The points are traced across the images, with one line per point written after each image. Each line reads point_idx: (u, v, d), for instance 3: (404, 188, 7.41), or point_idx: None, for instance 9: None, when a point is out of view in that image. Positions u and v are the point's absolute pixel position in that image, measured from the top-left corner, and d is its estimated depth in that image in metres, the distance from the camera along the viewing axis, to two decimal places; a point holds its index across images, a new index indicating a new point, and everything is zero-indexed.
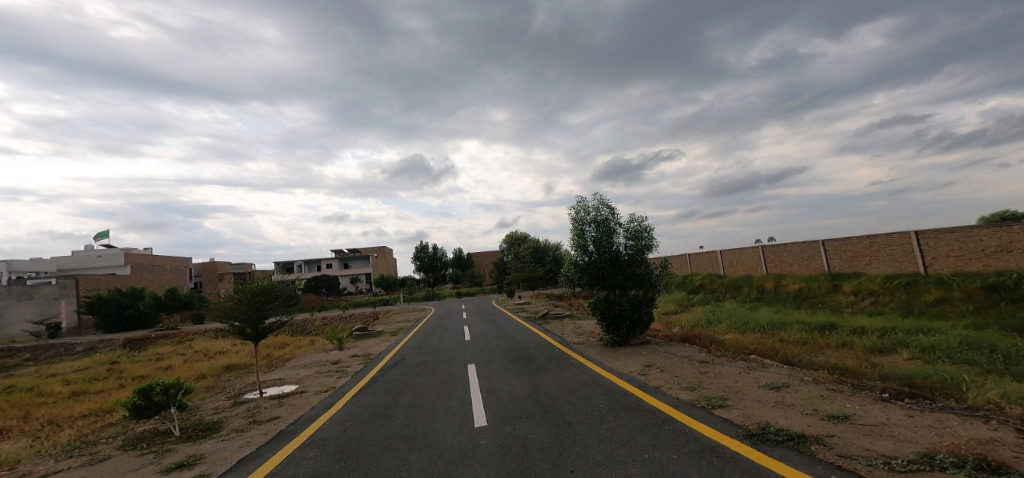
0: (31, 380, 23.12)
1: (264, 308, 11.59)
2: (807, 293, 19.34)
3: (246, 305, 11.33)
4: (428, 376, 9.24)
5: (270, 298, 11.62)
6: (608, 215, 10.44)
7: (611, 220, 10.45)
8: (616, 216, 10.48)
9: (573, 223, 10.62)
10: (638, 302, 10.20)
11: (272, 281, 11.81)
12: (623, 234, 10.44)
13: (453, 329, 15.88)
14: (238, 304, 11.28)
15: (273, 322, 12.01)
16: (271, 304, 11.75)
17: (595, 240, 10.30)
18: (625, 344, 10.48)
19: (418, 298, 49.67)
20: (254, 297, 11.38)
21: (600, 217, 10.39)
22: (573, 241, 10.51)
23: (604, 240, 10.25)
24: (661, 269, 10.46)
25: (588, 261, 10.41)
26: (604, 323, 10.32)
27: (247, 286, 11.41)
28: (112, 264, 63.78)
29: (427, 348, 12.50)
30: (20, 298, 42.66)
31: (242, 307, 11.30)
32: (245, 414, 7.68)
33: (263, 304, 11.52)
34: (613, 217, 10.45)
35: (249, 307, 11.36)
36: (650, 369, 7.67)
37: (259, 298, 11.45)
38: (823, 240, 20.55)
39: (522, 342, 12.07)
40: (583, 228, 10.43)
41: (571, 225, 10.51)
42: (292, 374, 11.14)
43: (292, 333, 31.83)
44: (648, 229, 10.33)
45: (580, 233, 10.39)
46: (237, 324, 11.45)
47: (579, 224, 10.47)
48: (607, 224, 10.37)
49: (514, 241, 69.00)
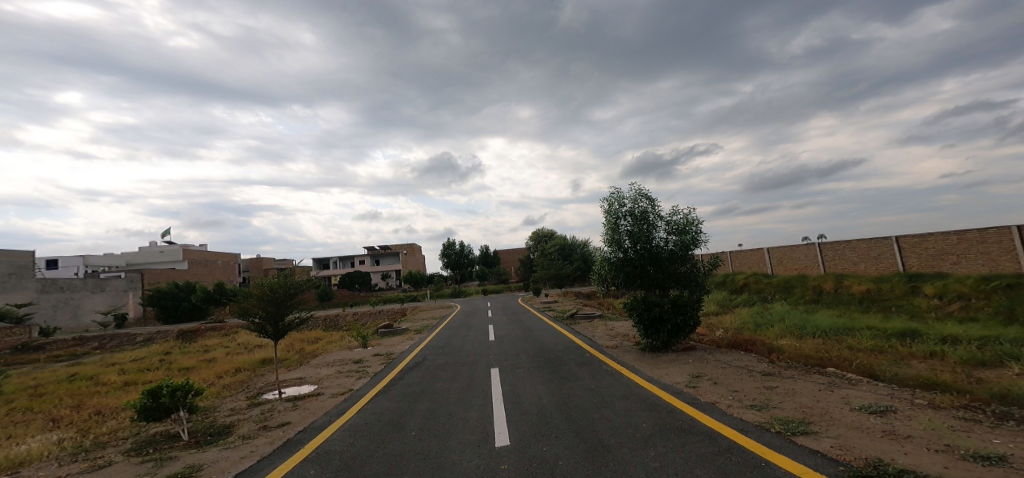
0: (89, 369, 23.89)
1: (285, 305, 11.11)
2: (876, 296, 17.52)
3: (266, 301, 10.85)
4: (449, 381, 8.48)
5: (291, 294, 11.13)
6: (647, 207, 9.34)
7: (650, 213, 9.34)
8: (656, 208, 9.34)
9: (606, 217, 9.63)
10: (681, 304, 8.96)
11: (293, 276, 11.30)
12: (664, 228, 9.27)
13: (478, 328, 15.11)
14: (259, 298, 10.81)
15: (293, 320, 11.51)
16: (293, 300, 11.26)
17: (631, 235, 9.21)
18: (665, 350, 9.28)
19: (449, 295, 49.44)
20: (274, 293, 10.88)
21: (638, 209, 9.32)
22: (607, 235, 9.47)
23: (642, 234, 9.14)
24: (710, 268, 9.17)
25: (624, 258, 9.33)
26: (641, 326, 9.17)
27: (267, 281, 10.93)
28: (170, 259, 66.85)
29: (450, 349, 11.74)
30: (94, 289, 44.59)
31: (262, 303, 10.83)
32: (256, 417, 7.05)
33: (285, 300, 11.06)
34: (653, 210, 9.34)
35: (270, 303, 10.90)
36: (700, 380, 6.56)
37: (279, 293, 10.94)
38: (898, 236, 18.57)
39: (550, 345, 11.14)
40: (618, 221, 9.38)
41: (605, 219, 9.49)
42: (314, 373, 10.60)
43: (327, 329, 31.99)
44: (694, 223, 9.07)
45: (615, 227, 9.34)
46: (258, 321, 10.99)
47: (614, 217, 9.42)
48: (645, 217, 9.27)
49: (546, 238, 67.99)
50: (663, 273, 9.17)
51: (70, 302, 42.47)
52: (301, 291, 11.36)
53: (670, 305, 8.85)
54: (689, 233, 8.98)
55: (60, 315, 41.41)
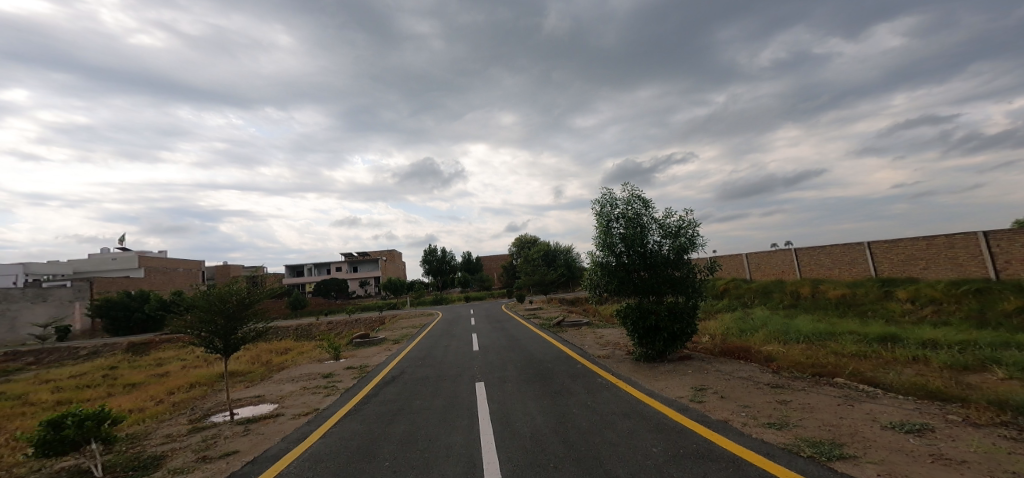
0: (24, 386, 21.87)
1: (236, 317, 10.07)
2: (851, 300, 17.61)
3: (214, 314, 9.79)
4: (429, 399, 7.75)
5: (243, 304, 10.09)
6: (640, 210, 8.86)
7: (643, 215, 8.86)
8: (650, 210, 8.86)
9: (597, 219, 9.12)
10: (677, 311, 8.46)
11: (245, 285, 10.20)
12: (659, 232, 8.77)
13: (459, 337, 14.37)
14: (207, 310, 9.74)
15: (246, 334, 10.49)
16: (245, 312, 10.22)
17: (624, 238, 8.71)
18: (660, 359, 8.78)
19: (426, 302, 48.28)
20: (222, 305, 9.81)
21: (631, 211, 8.83)
22: (598, 239, 8.96)
23: (636, 238, 8.63)
24: (706, 272, 8.70)
25: (616, 262, 8.81)
26: (636, 335, 8.65)
27: (215, 291, 9.81)
28: (125, 267, 63.28)
29: (429, 361, 10.97)
30: (36, 299, 41.75)
31: (210, 316, 9.76)
32: (197, 447, 6.17)
33: (237, 312, 10.03)
34: (646, 212, 8.85)
35: (219, 315, 9.84)
36: (705, 394, 6.02)
37: (228, 305, 9.88)
38: (871, 242, 18.77)
39: (538, 355, 10.51)
40: (610, 224, 8.87)
41: (596, 221, 9.00)
42: (276, 389, 9.64)
43: (295, 338, 30.53)
44: (690, 225, 8.59)
45: (607, 230, 8.82)
46: (204, 335, 9.92)
47: (606, 220, 8.93)
48: (638, 220, 8.79)
49: (523, 245, 67.50)
50: (658, 278, 8.69)
51: (7, 314, 39.61)
52: (256, 301, 10.35)
53: (665, 312, 8.36)
54: (685, 237, 8.51)
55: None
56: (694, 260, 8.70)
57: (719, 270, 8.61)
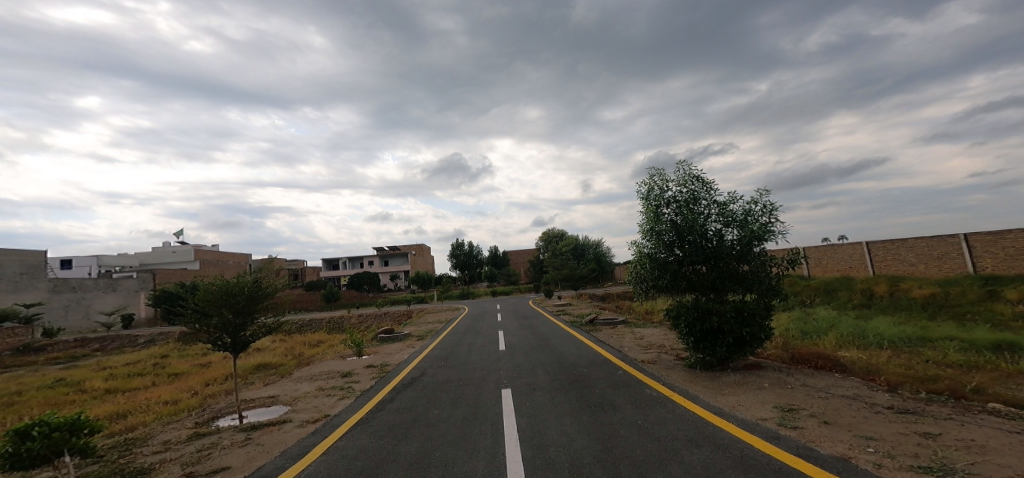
0: (78, 373, 22.46)
1: (247, 312, 9.37)
2: (943, 300, 15.49)
3: (223, 309, 9.08)
4: (450, 410, 6.69)
5: (254, 299, 9.37)
6: (698, 192, 7.41)
7: (703, 199, 7.41)
8: (712, 193, 7.38)
9: (645, 203, 7.79)
10: (746, 313, 6.91)
11: (256, 279, 9.45)
12: (723, 218, 7.26)
13: (487, 334, 13.32)
14: (215, 303, 9.00)
15: (255, 329, 9.79)
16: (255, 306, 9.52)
17: (677, 226, 7.33)
18: (722, 367, 7.30)
19: (456, 296, 47.70)
20: (233, 300, 9.09)
21: (686, 194, 7.41)
22: (646, 227, 7.63)
23: (691, 223, 7.21)
24: (785, 267, 7.11)
25: (667, 254, 7.43)
26: (692, 339, 7.21)
27: (224, 285, 9.04)
28: (181, 259, 66.26)
29: (453, 361, 9.96)
30: (105, 289, 43.73)
31: (219, 311, 9.06)
32: (186, 460, 5.28)
33: (248, 306, 9.33)
34: (706, 195, 7.39)
35: (228, 311, 9.13)
36: (798, 417, 4.65)
37: (239, 299, 9.15)
38: (969, 234, 16.60)
39: (573, 357, 9.28)
40: (661, 209, 7.53)
41: (643, 206, 7.68)
42: (290, 390, 8.86)
43: (331, 331, 30.43)
44: (766, 209, 6.99)
45: (657, 216, 7.48)
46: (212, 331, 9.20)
47: (655, 204, 7.59)
48: (696, 204, 7.36)
49: (550, 239, 66.19)
50: (720, 272, 7.21)
51: (81, 301, 41.68)
52: (270, 295, 9.69)
53: (729, 313, 6.87)
54: (757, 224, 6.98)
55: (71, 314, 40.67)
56: (767, 252, 7.14)
57: (802, 264, 7.03)
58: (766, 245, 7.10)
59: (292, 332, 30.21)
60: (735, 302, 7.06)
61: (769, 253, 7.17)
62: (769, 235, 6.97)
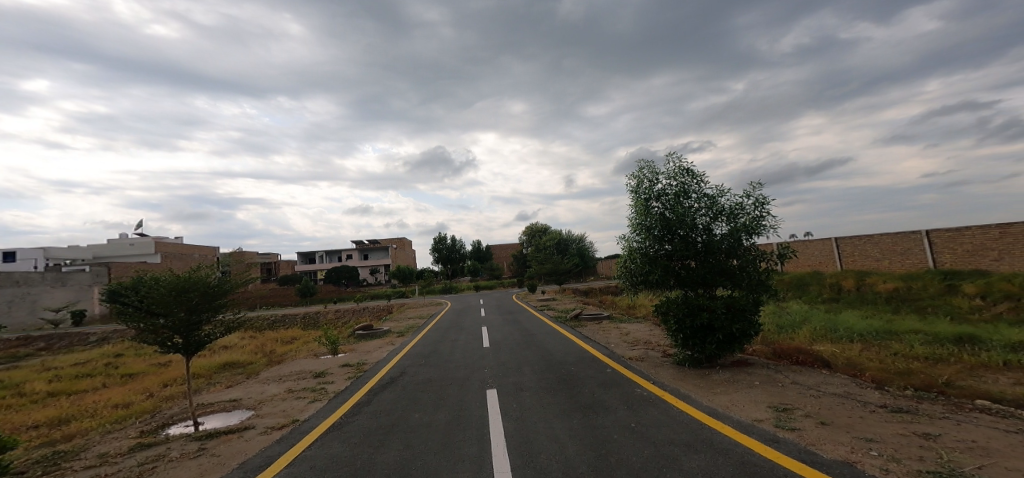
0: (22, 375, 21.04)
1: (202, 309, 7.95)
2: (906, 294, 15.95)
3: (175, 306, 7.62)
4: (432, 413, 6.39)
5: (211, 294, 7.99)
6: (687, 186, 7.37)
7: (692, 193, 7.37)
8: (702, 187, 7.32)
9: (634, 197, 7.70)
10: (736, 308, 6.83)
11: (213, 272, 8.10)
12: (712, 212, 7.22)
13: (469, 330, 13.01)
14: (162, 299, 7.52)
15: (211, 328, 8.36)
16: (212, 303, 8.08)
17: (666, 220, 7.28)
18: (711, 364, 7.23)
19: (438, 291, 47.12)
20: (186, 295, 7.67)
21: (676, 188, 7.36)
22: (635, 221, 7.59)
23: (681, 217, 7.14)
24: (775, 261, 7.05)
25: (656, 249, 7.39)
26: (681, 335, 7.13)
27: (174, 280, 7.60)
28: (140, 252, 63.27)
29: (434, 359, 9.64)
30: (54, 284, 41.24)
31: (169, 308, 7.58)
32: (127, 475, 4.83)
33: (205, 302, 7.92)
34: (696, 188, 7.33)
35: (180, 308, 7.68)
36: (794, 418, 4.54)
37: (194, 295, 7.75)
38: (930, 230, 17.17)
39: (559, 354, 9.14)
40: (649, 203, 7.50)
41: (632, 200, 7.65)
42: (256, 392, 8.41)
43: (303, 327, 29.49)
44: (756, 203, 6.90)
45: (646, 210, 7.44)
46: (160, 332, 7.70)
47: (644, 199, 7.56)
48: (685, 199, 7.32)
49: (533, 234, 65.96)
50: (710, 267, 7.15)
51: (27, 297, 39.26)
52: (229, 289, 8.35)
53: (719, 308, 6.80)
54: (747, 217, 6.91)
55: (15, 311, 38.28)
56: (757, 246, 7.07)
57: (791, 259, 6.98)
58: (756, 239, 7.04)
59: (261, 329, 29.16)
60: (724, 298, 6.98)
61: (759, 247, 7.09)
62: (759, 228, 6.91)
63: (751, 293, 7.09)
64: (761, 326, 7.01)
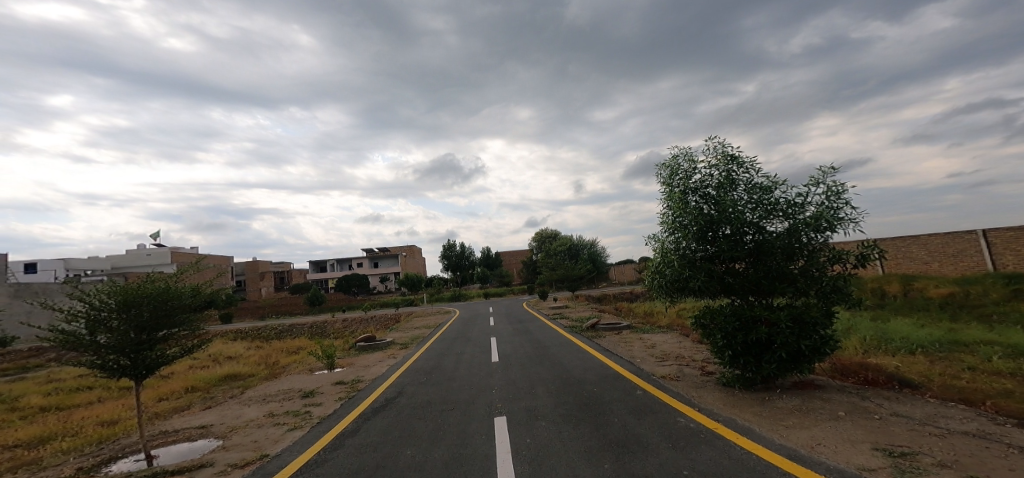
0: (22, 387, 20.28)
1: (153, 324, 6.89)
2: (963, 300, 14.42)
3: (120, 320, 6.65)
4: (428, 448, 5.26)
5: (164, 307, 6.92)
6: (735, 175, 6.22)
7: (741, 183, 6.19)
8: (753, 176, 6.14)
9: (667, 190, 6.64)
10: (805, 320, 5.47)
11: (168, 283, 7.08)
12: (768, 206, 5.98)
13: (478, 342, 11.84)
14: (107, 313, 6.61)
15: (169, 349, 7.29)
16: (166, 319, 7.01)
17: (709, 215, 6.11)
18: (769, 389, 5.87)
19: (446, 298, 46.18)
20: (132, 308, 6.67)
21: (721, 177, 6.21)
22: (671, 217, 6.45)
23: (728, 211, 5.95)
24: (853, 264, 5.68)
25: (697, 249, 6.18)
26: (731, 353, 5.83)
27: (119, 291, 6.64)
28: (155, 262, 63.16)
29: (436, 376, 8.49)
30: None
31: (112, 322, 6.61)
32: None
33: (159, 317, 6.90)
34: (746, 178, 6.16)
35: (127, 324, 6.67)
36: (922, 469, 3.28)
37: (142, 308, 6.73)
38: (988, 230, 15.65)
39: (579, 372, 7.91)
40: (687, 196, 6.38)
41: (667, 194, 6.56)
42: (231, 416, 7.45)
43: (311, 336, 28.54)
44: (831, 191, 5.54)
45: (683, 204, 6.31)
46: (103, 352, 6.65)
47: (681, 191, 6.44)
48: (732, 190, 6.14)
49: (545, 239, 64.70)
50: (767, 271, 5.86)
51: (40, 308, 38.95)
52: (189, 303, 7.28)
53: (783, 321, 5.46)
54: (814, 208, 5.62)
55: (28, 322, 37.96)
56: (829, 245, 5.74)
57: (877, 260, 5.59)
58: (828, 235, 5.71)
59: (269, 340, 28.29)
60: (788, 308, 5.64)
61: (832, 245, 5.75)
62: (833, 221, 5.57)
63: (822, 303, 5.73)
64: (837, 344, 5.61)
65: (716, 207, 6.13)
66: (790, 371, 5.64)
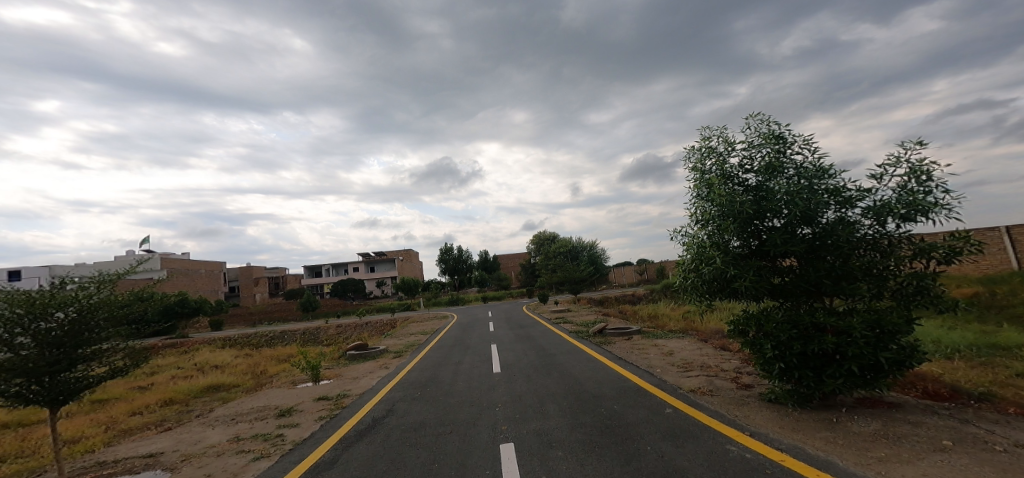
0: None
1: (70, 341, 5.55)
2: (991, 301, 13.55)
3: (23, 336, 5.32)
4: None
5: (85, 319, 5.63)
6: (784, 158, 5.41)
7: (793, 167, 5.35)
8: (808, 158, 5.30)
9: (705, 178, 5.88)
10: (882, 326, 4.53)
11: (94, 292, 5.82)
12: (832, 192, 5.02)
13: (477, 349, 10.86)
14: (8, 329, 5.28)
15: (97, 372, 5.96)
16: (88, 334, 5.69)
17: (758, 205, 5.26)
18: (833, 411, 4.97)
19: (443, 302, 45.05)
20: (40, 320, 5.39)
21: (769, 160, 5.40)
22: (710, 207, 5.61)
23: (778, 197, 5.09)
24: (940, 260, 4.70)
25: (744, 245, 5.30)
26: (788, 366, 4.87)
27: (24, 301, 5.34)
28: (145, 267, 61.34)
29: (431, 391, 7.48)
30: None
31: (14, 339, 5.29)
32: None
33: (79, 332, 5.60)
34: (799, 160, 5.33)
35: (34, 341, 5.36)
36: None
37: (54, 319, 5.46)
38: (1012, 228, 14.80)
39: (594, 384, 6.93)
40: (727, 184, 5.63)
41: (705, 182, 5.79)
42: (190, 441, 6.38)
43: (303, 343, 27.35)
44: (918, 172, 4.57)
45: (726, 191, 5.48)
46: (5, 377, 5.30)
47: (720, 178, 5.68)
48: (782, 175, 5.33)
49: (543, 241, 63.92)
50: (830, 268, 4.93)
51: None
52: (120, 311, 6.02)
53: (856, 327, 4.53)
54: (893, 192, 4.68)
55: None
56: (910, 238, 4.79)
57: (972, 254, 4.58)
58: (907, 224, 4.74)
59: (259, 347, 27.11)
60: (861, 313, 4.69)
61: (914, 239, 4.80)
62: (914, 207, 4.61)
63: (901, 307, 4.76)
64: (923, 357, 4.64)
65: (764, 194, 5.28)
66: (862, 389, 4.69)
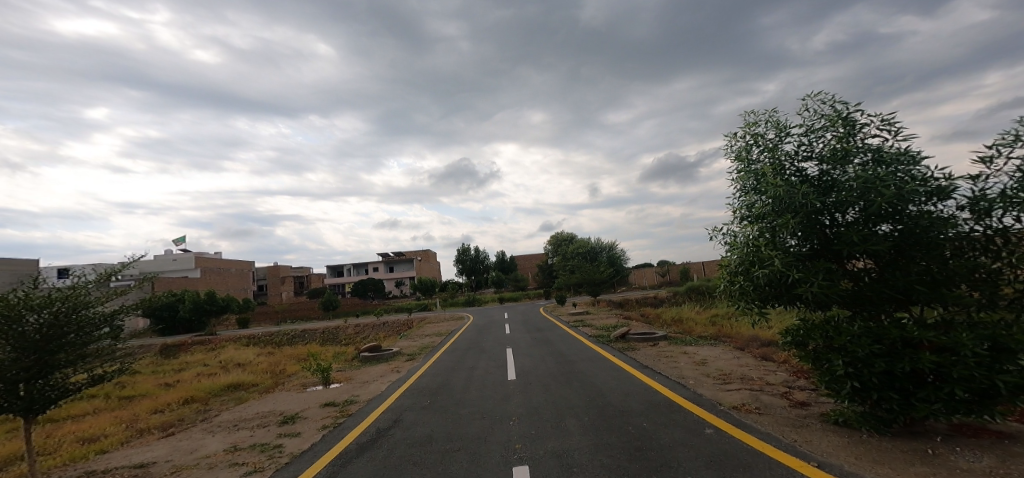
0: None
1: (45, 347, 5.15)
2: None
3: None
4: None
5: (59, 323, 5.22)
6: (856, 142, 4.67)
7: (868, 152, 4.63)
8: (886, 142, 4.57)
9: (756, 169, 5.08)
10: (996, 342, 4.02)
11: (71, 294, 5.42)
12: (925, 183, 4.41)
13: (493, 353, 10.22)
14: None
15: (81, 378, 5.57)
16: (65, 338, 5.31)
17: (833, 200, 4.61)
18: (924, 439, 4.39)
19: (460, 302, 44.70)
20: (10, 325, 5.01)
21: (839, 147, 4.69)
22: (765, 201, 4.85)
23: (859, 191, 4.44)
24: None
25: (815, 246, 4.68)
26: (874, 388, 4.43)
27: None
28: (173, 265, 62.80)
29: (441, 400, 6.86)
30: None
31: None
32: None
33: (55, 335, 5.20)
34: (876, 145, 4.62)
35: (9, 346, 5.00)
36: None
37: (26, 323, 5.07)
38: None
39: (620, 396, 6.21)
40: (786, 175, 4.86)
41: (758, 173, 5.00)
42: (185, 450, 5.92)
43: (321, 343, 27.16)
44: None
45: (789, 183, 4.75)
46: None
47: (775, 167, 4.89)
48: (855, 163, 4.61)
49: (561, 242, 63.10)
50: (920, 272, 4.41)
51: None
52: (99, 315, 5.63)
53: (966, 344, 4.02)
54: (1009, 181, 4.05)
55: None
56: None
57: None
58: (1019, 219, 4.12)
59: (278, 347, 27.04)
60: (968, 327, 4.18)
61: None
62: None
63: (1018, 319, 4.17)
64: None
65: (835, 186, 4.64)
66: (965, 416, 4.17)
